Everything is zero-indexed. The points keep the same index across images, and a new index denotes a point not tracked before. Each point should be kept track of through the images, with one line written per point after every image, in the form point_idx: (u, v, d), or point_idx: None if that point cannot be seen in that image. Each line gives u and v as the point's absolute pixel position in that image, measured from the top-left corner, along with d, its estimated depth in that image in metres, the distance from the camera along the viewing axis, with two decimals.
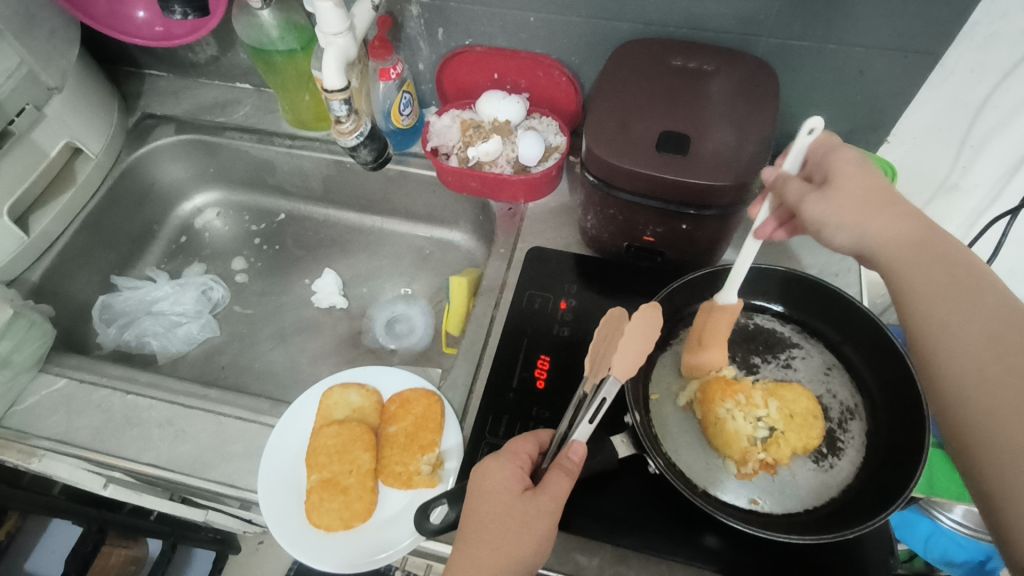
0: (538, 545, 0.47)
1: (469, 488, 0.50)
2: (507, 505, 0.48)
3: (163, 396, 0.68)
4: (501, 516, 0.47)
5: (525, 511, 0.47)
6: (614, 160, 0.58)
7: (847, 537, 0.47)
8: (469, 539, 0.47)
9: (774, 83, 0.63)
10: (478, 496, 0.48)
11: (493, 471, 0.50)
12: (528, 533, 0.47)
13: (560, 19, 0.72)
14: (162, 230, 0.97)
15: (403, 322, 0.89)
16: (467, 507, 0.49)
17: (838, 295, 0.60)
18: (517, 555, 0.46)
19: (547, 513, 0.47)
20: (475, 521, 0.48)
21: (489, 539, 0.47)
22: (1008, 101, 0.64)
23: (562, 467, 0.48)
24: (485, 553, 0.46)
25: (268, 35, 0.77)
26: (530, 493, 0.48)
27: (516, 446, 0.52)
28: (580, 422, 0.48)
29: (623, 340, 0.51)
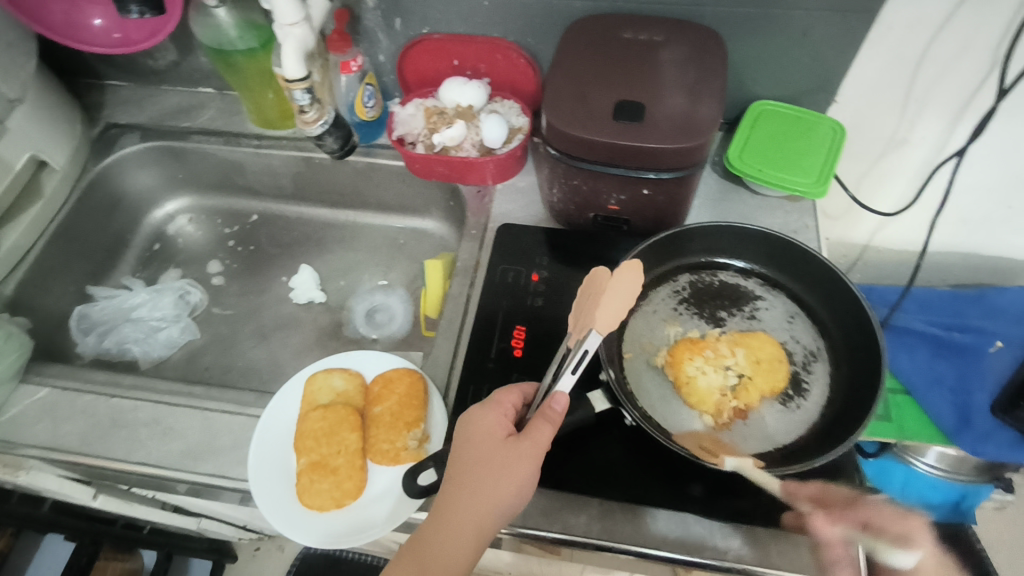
0: (520, 487, 0.50)
1: (456, 435, 0.53)
2: (490, 450, 0.51)
3: (147, 396, 0.69)
4: (485, 459, 0.50)
5: (508, 455, 0.50)
6: (573, 131, 0.60)
7: (815, 466, 0.50)
8: (454, 482, 0.50)
9: (723, 49, 0.66)
10: (464, 442, 0.52)
11: (478, 419, 0.53)
12: (510, 476, 0.50)
13: (514, 1, 0.73)
14: (134, 239, 0.97)
15: (383, 312, 0.90)
16: (454, 453, 0.52)
17: (794, 245, 0.63)
18: (500, 496, 0.49)
19: (529, 458, 0.50)
20: (460, 464, 0.51)
21: (473, 482, 0.50)
22: (944, 51, 0.70)
23: (545, 416, 0.51)
24: (468, 493, 0.49)
25: (227, 34, 0.77)
26: (513, 439, 0.51)
27: (502, 396, 0.55)
28: (563, 372, 0.51)
29: (607, 295, 0.52)
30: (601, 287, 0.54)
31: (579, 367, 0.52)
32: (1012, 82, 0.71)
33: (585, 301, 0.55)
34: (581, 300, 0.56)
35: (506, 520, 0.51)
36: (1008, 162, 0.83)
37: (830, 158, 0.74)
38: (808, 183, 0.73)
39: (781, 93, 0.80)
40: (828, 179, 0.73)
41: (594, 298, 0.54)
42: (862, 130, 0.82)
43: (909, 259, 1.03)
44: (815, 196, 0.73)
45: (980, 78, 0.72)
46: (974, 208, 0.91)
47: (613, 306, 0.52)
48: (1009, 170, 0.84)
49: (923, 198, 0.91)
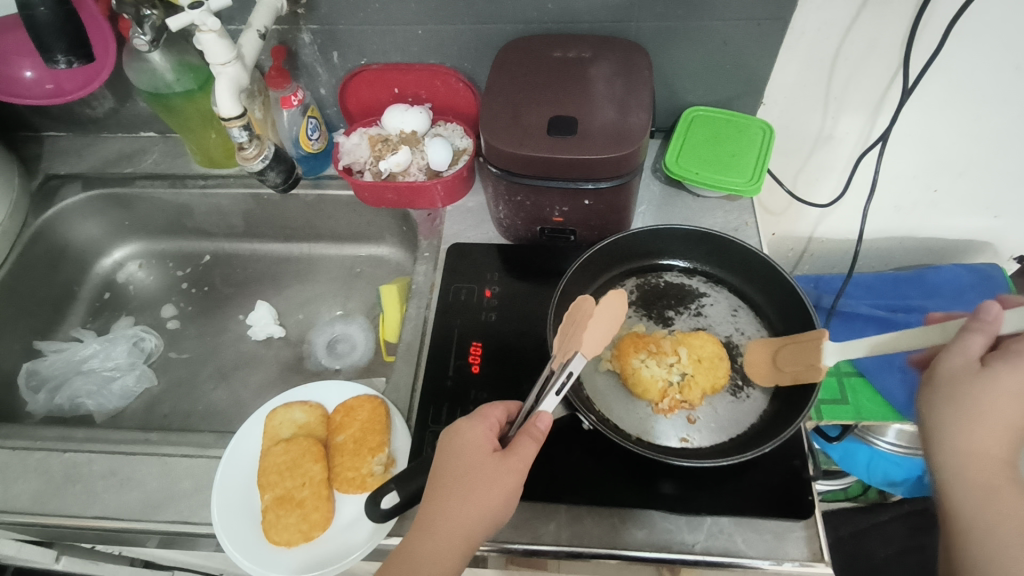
0: (506, 501, 0.51)
1: (443, 446, 0.54)
2: (477, 463, 0.51)
3: (102, 448, 0.68)
4: (473, 471, 0.51)
5: (495, 469, 0.51)
6: (511, 149, 0.62)
7: (765, 450, 0.52)
8: (441, 494, 0.51)
9: (648, 61, 0.69)
10: (451, 454, 0.52)
11: (465, 432, 0.54)
12: (496, 490, 0.50)
13: (447, 28, 0.76)
14: (83, 290, 0.95)
15: (344, 342, 0.90)
16: (441, 466, 0.52)
17: (731, 241, 0.65)
18: (486, 508, 0.50)
19: (514, 473, 0.51)
20: (446, 476, 0.51)
21: (461, 494, 0.50)
22: (854, 51, 0.75)
23: (529, 434, 0.52)
24: (456, 506, 0.50)
25: (163, 79, 0.77)
26: (500, 454, 0.52)
27: (488, 410, 0.56)
28: (548, 393, 0.53)
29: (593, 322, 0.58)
30: (584, 315, 0.59)
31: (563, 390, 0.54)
32: (916, 80, 0.76)
33: (567, 327, 0.59)
34: (562, 322, 0.59)
35: (487, 534, 0.51)
36: (928, 148, 0.88)
37: (762, 157, 0.78)
38: (743, 182, 0.77)
39: (712, 99, 0.83)
40: (761, 177, 0.76)
41: (578, 323, 0.58)
42: (791, 129, 0.87)
43: (851, 247, 1.08)
44: (751, 194, 0.76)
45: (889, 73, 0.77)
46: (904, 195, 0.96)
47: (598, 331, 0.58)
48: (930, 155, 0.89)
49: (856, 189, 0.95)
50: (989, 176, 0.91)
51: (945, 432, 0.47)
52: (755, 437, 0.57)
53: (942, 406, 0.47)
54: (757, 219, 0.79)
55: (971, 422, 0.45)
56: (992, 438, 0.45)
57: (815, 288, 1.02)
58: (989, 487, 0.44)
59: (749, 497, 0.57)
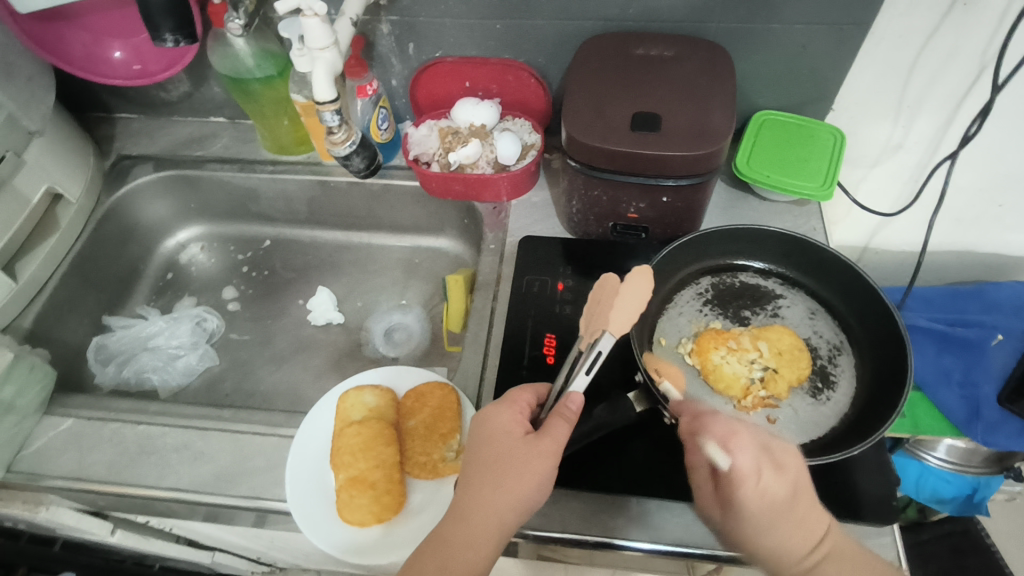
0: (540, 483, 0.52)
1: (475, 435, 0.56)
2: (508, 446, 0.54)
3: (176, 422, 0.69)
4: (505, 456, 0.53)
5: (526, 452, 0.53)
6: (594, 142, 0.63)
7: (855, 453, 0.51)
8: (477, 482, 0.53)
9: (730, 61, 0.69)
10: (484, 441, 0.55)
11: (496, 417, 0.56)
12: (529, 472, 0.52)
13: (526, 24, 0.77)
14: (148, 269, 0.97)
15: (402, 331, 0.91)
16: (476, 453, 0.55)
17: (813, 245, 0.64)
18: (519, 491, 0.51)
19: (545, 455, 0.52)
20: (479, 463, 0.54)
21: (494, 481, 0.52)
22: (933, 60, 0.74)
23: (561, 414, 0.54)
24: (489, 491, 0.52)
25: (244, 64, 0.79)
26: (532, 436, 0.54)
27: (516, 395, 0.58)
28: (578, 373, 0.53)
29: (618, 300, 0.54)
30: (609, 293, 0.55)
31: (593, 368, 0.54)
32: (1006, 79, 0.73)
33: (592, 308, 0.57)
34: (589, 304, 0.57)
35: (523, 517, 0.53)
36: (998, 161, 0.87)
37: (834, 162, 0.78)
38: (815, 187, 0.76)
39: (782, 103, 0.83)
40: (834, 183, 0.76)
41: (604, 305, 0.55)
42: (861, 137, 0.86)
43: (908, 259, 1.06)
44: (822, 199, 0.76)
45: (968, 82, 0.76)
46: (967, 208, 0.95)
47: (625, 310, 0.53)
48: (1000, 169, 0.88)
49: (921, 202, 0.94)
50: None
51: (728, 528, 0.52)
52: (837, 440, 0.56)
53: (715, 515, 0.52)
54: (825, 225, 0.79)
55: (766, 525, 0.49)
56: (797, 530, 0.49)
57: None
58: (827, 568, 0.48)
59: (825, 502, 0.57)
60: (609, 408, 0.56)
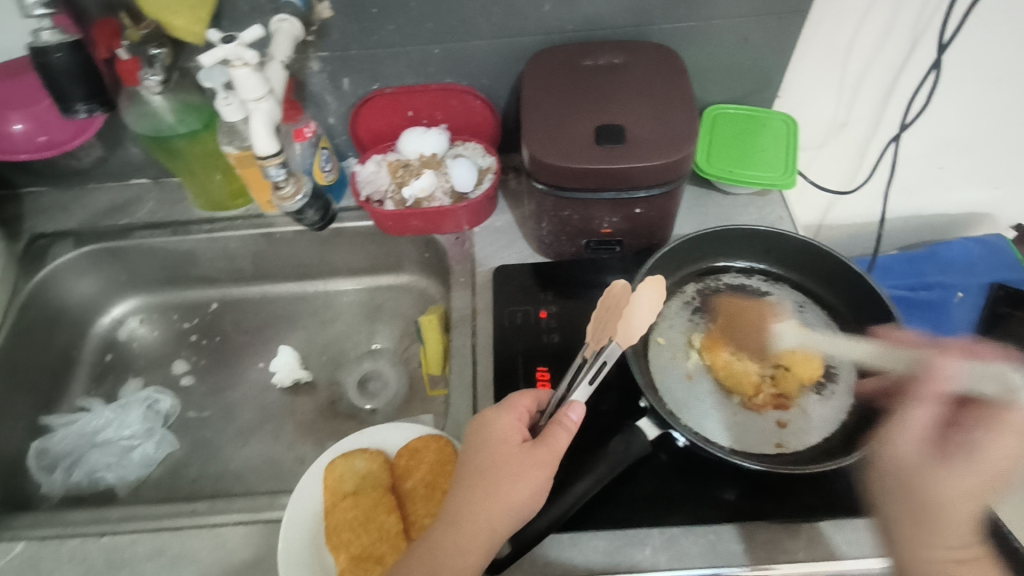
0: (533, 495, 0.49)
1: (471, 438, 0.53)
2: (505, 452, 0.51)
3: (144, 527, 0.62)
4: (501, 462, 0.50)
5: (523, 460, 0.50)
6: (560, 162, 0.60)
7: (874, 450, 0.50)
8: (470, 485, 0.50)
9: (681, 60, 0.68)
10: (481, 444, 0.52)
11: (496, 421, 0.53)
12: (525, 481, 0.49)
13: (465, 45, 0.73)
14: (83, 354, 0.88)
15: (376, 379, 0.86)
16: (470, 458, 0.52)
17: (794, 239, 0.63)
18: (513, 500, 0.49)
19: (542, 465, 0.50)
20: (473, 468, 0.51)
21: (487, 485, 0.49)
22: (868, 37, 0.76)
23: (562, 424, 0.51)
24: (482, 497, 0.49)
25: (165, 121, 0.72)
26: (529, 445, 0.51)
27: (516, 400, 0.55)
28: (580, 383, 0.52)
29: (631, 309, 0.51)
30: (620, 300, 0.52)
31: (596, 378, 0.53)
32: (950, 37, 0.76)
33: (601, 313, 0.54)
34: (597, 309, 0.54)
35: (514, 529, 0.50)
36: (939, 128, 0.89)
37: (791, 148, 0.78)
38: (777, 176, 0.76)
39: (730, 97, 0.83)
40: (794, 169, 0.76)
41: (614, 313, 0.52)
42: (807, 119, 0.87)
43: (862, 230, 1.09)
44: (786, 187, 0.76)
45: (902, 56, 0.78)
46: (911, 176, 0.98)
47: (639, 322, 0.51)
48: (940, 135, 0.91)
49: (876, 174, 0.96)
50: (993, 149, 0.94)
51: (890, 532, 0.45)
52: (849, 436, 0.55)
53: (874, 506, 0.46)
54: (790, 212, 0.79)
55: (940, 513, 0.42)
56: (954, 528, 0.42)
57: None
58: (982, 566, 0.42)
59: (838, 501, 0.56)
60: (623, 441, 0.53)
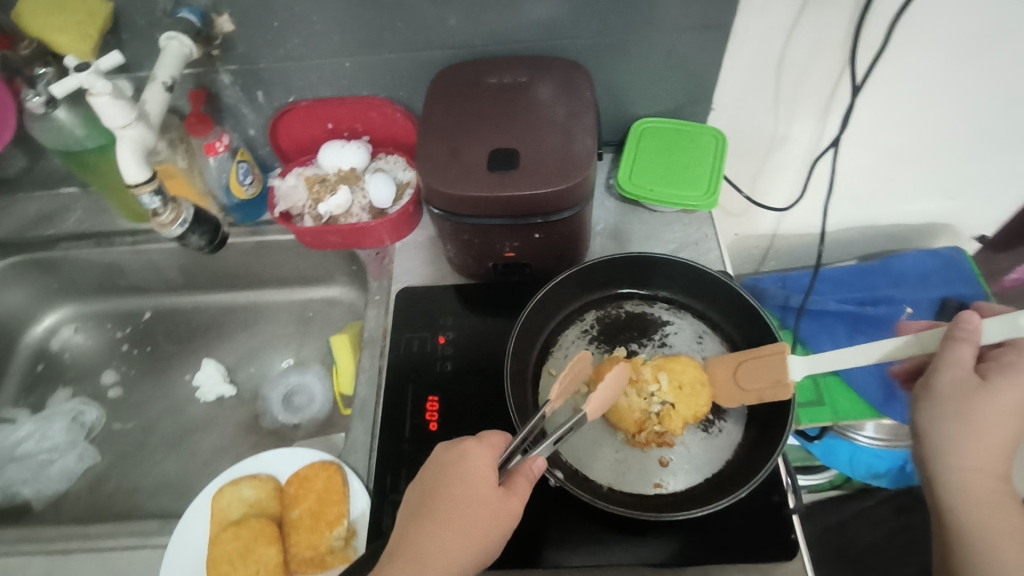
0: (496, 543, 0.48)
1: (446, 467, 0.50)
2: (483, 493, 0.48)
3: (37, 549, 0.62)
4: (476, 503, 0.48)
5: (498, 505, 0.48)
6: (450, 190, 0.58)
7: (742, 496, 0.49)
8: (441, 521, 0.47)
9: (590, 80, 0.66)
10: (459, 478, 0.49)
11: (475, 456, 0.50)
12: (495, 527, 0.47)
13: (376, 59, 0.71)
14: (13, 364, 0.88)
15: (300, 393, 0.85)
16: (441, 490, 0.48)
17: (695, 270, 0.62)
18: (479, 549, 0.47)
19: (515, 514, 0.48)
20: (447, 502, 0.48)
21: (459, 525, 0.47)
22: (799, 53, 0.72)
23: (527, 475, 0.50)
24: (452, 538, 0.46)
25: (73, 135, 0.71)
26: (505, 490, 0.49)
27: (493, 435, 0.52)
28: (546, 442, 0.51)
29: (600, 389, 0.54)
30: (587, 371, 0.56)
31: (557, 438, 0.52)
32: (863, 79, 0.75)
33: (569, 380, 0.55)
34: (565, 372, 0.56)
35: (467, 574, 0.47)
36: (882, 140, 0.86)
37: (717, 166, 0.75)
38: (699, 196, 0.74)
39: (661, 109, 0.80)
40: (717, 189, 0.74)
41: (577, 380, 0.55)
42: (745, 132, 0.84)
43: (815, 241, 1.06)
44: (708, 208, 0.74)
45: (837, 71, 0.75)
46: (861, 186, 0.95)
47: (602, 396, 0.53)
48: (885, 147, 0.88)
49: (812, 189, 0.94)
50: (942, 161, 0.90)
51: (943, 445, 0.47)
52: (729, 476, 0.55)
53: (943, 420, 0.47)
54: (716, 231, 0.77)
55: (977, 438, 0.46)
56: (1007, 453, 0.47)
57: (783, 287, 1.00)
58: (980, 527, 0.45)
59: (736, 541, 0.53)
60: None
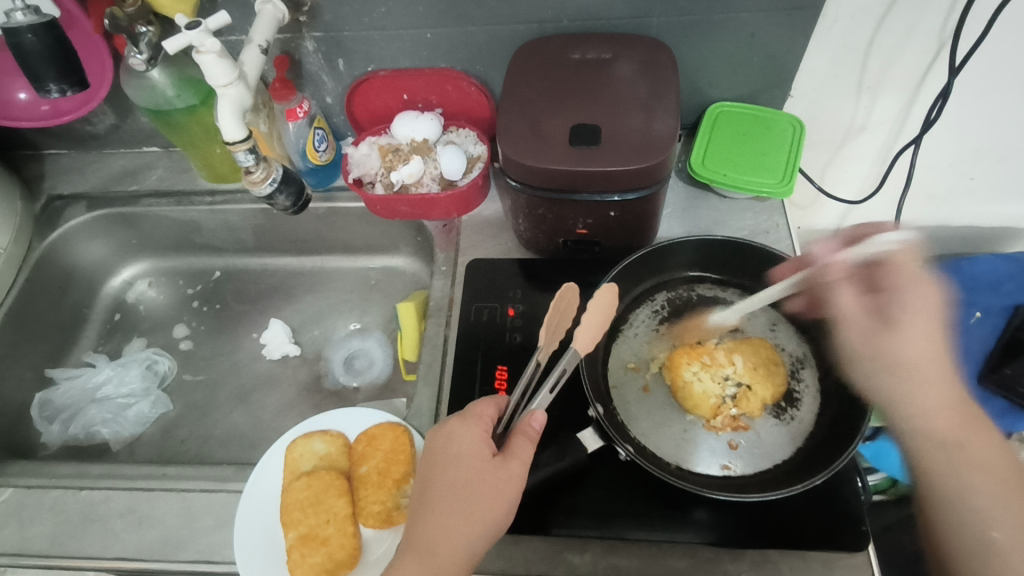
0: (508, 511, 0.50)
1: (437, 452, 0.52)
2: (476, 470, 0.50)
3: (120, 484, 0.66)
4: (475, 481, 0.50)
5: (498, 476, 0.50)
6: (531, 162, 0.59)
7: (817, 483, 0.50)
8: (443, 507, 0.49)
9: (674, 61, 0.65)
10: (451, 460, 0.51)
11: (461, 437, 0.52)
12: (500, 499, 0.49)
13: (457, 31, 0.72)
14: (93, 312, 0.93)
15: (362, 357, 0.87)
16: (439, 475, 0.51)
17: (771, 255, 0.63)
18: (488, 522, 0.49)
19: (516, 480, 0.50)
20: (447, 486, 0.50)
21: (463, 507, 0.49)
22: (890, 38, 0.70)
23: (526, 434, 0.52)
24: (458, 521, 0.48)
25: (164, 95, 0.74)
26: (500, 460, 0.50)
27: (480, 409, 0.54)
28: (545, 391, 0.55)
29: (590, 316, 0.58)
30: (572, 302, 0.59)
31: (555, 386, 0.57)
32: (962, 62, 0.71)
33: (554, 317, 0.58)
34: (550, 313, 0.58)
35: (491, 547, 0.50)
36: (968, 135, 0.83)
37: (793, 154, 0.74)
38: (774, 183, 0.73)
39: (738, 94, 0.78)
40: (793, 177, 0.73)
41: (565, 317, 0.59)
42: (822, 122, 0.82)
43: None
44: (784, 196, 0.72)
45: (928, 59, 0.72)
46: (939, 184, 0.92)
47: (591, 328, 0.58)
48: (970, 143, 0.84)
49: (887, 183, 0.91)
50: None
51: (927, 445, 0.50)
52: (799, 465, 0.55)
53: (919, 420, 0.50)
54: (789, 220, 0.76)
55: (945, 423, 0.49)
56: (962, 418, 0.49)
57: None
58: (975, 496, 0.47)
59: (802, 528, 0.53)
60: (556, 453, 0.59)
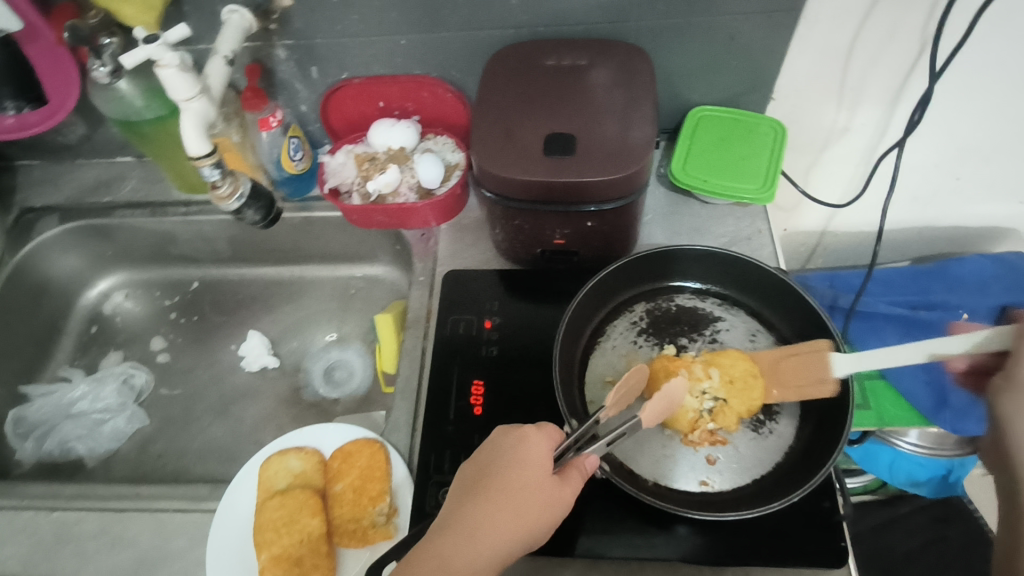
0: (548, 528, 0.47)
1: (505, 448, 0.49)
2: (538, 480, 0.47)
3: (92, 505, 0.64)
4: (532, 488, 0.47)
5: (554, 493, 0.47)
6: (505, 173, 0.58)
7: (794, 500, 0.49)
8: (492, 500, 0.47)
9: (650, 67, 0.64)
10: (517, 461, 0.48)
11: (533, 443, 0.49)
12: (547, 515, 0.46)
13: (431, 37, 0.70)
14: (69, 325, 0.91)
15: (341, 369, 0.86)
16: (499, 471, 0.48)
17: (751, 265, 0.62)
18: (528, 533, 0.46)
19: (567, 505, 0.47)
20: (504, 483, 0.47)
21: (513, 508, 0.46)
22: (871, 40, 0.69)
23: (580, 470, 0.48)
24: (503, 518, 0.46)
25: (132, 106, 0.72)
26: (561, 478, 0.48)
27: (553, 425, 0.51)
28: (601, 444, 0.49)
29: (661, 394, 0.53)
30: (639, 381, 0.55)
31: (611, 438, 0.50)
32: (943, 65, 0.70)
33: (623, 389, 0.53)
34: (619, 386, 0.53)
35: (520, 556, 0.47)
36: (951, 136, 0.82)
37: (774, 159, 0.73)
38: (755, 189, 0.72)
39: (718, 98, 0.77)
40: (774, 183, 0.72)
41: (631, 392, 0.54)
42: (804, 125, 0.81)
43: (868, 238, 1.02)
44: (765, 202, 0.71)
45: (910, 60, 0.71)
46: (923, 185, 0.91)
47: (658, 405, 0.52)
48: (953, 144, 0.84)
49: (871, 185, 0.90)
50: (1014, 161, 0.86)
51: None
52: (778, 480, 0.54)
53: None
54: (770, 226, 0.75)
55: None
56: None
57: (832, 287, 0.96)
58: None
59: (784, 545, 0.53)
60: None
